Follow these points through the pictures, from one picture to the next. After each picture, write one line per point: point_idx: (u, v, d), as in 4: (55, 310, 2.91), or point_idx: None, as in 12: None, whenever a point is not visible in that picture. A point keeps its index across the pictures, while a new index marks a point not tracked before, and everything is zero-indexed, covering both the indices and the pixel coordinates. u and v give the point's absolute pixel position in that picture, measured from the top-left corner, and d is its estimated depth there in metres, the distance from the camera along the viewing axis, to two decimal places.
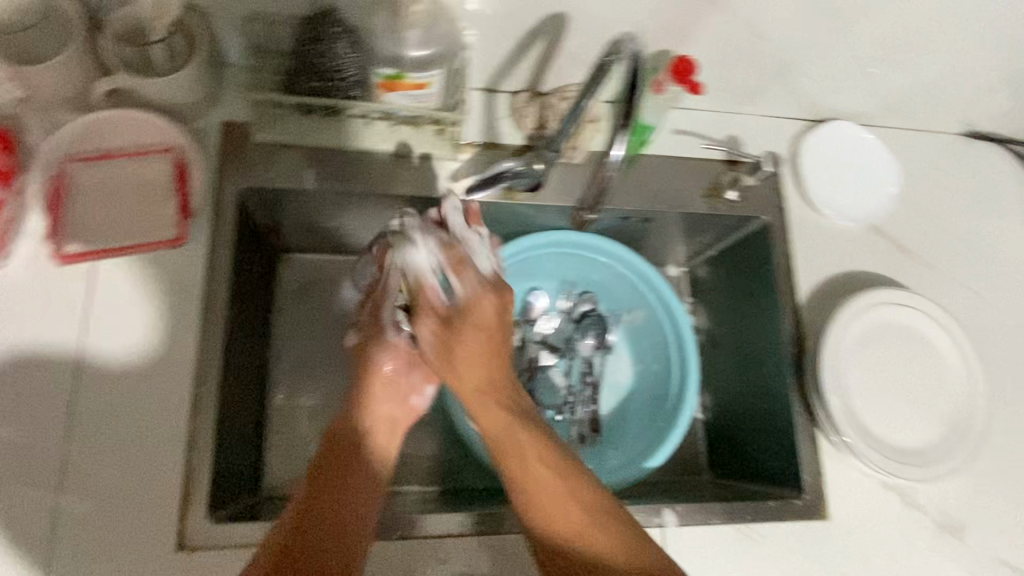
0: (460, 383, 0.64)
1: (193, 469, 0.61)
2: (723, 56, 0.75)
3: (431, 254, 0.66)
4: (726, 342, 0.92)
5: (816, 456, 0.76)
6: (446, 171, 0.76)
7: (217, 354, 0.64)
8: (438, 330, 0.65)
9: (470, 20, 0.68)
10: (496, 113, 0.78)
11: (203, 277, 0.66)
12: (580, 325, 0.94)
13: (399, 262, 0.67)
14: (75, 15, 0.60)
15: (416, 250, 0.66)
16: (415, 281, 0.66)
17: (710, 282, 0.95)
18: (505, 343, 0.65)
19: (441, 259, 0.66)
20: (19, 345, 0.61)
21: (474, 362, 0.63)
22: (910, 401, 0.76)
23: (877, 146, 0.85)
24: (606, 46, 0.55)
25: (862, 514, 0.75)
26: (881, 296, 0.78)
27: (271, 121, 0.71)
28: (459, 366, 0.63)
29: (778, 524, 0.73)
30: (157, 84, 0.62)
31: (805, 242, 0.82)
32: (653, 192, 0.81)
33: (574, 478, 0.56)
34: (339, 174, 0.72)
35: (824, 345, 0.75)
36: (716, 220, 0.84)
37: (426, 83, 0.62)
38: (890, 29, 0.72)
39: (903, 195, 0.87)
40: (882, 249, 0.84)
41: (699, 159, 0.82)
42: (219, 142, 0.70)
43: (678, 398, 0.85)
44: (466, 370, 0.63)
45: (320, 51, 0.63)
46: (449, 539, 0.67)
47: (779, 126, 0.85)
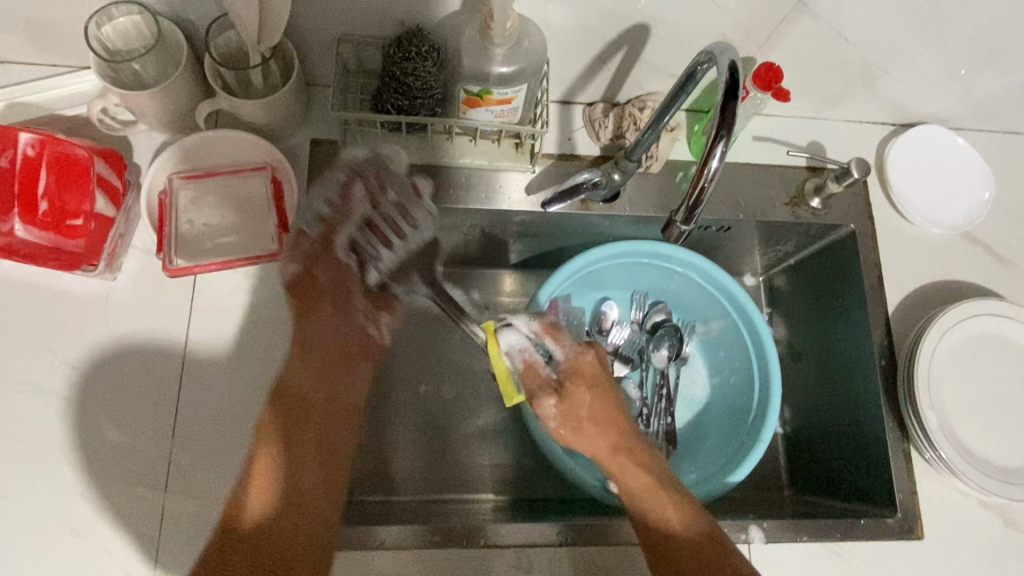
0: (595, 452, 0.68)
1: (287, 473, 0.64)
2: (807, 61, 0.73)
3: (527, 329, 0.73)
4: (807, 353, 0.89)
5: (909, 474, 0.72)
6: (523, 182, 0.76)
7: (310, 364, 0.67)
8: (558, 402, 0.69)
9: (550, 34, 0.69)
10: (572, 125, 0.79)
11: (297, 291, 0.69)
12: (653, 337, 0.93)
13: (508, 349, 0.72)
14: (181, 41, 0.64)
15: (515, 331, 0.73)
16: (527, 364, 0.71)
17: (789, 292, 0.93)
18: (619, 402, 0.71)
19: (536, 330, 0.74)
20: (130, 353, 0.66)
21: (601, 427, 0.69)
22: (1011, 417, 0.72)
23: (969, 150, 0.82)
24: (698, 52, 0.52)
25: (961, 536, 0.71)
26: (979, 307, 0.74)
27: (357, 136, 0.72)
28: (587, 433, 0.68)
29: (874, 541, 0.69)
30: (254, 106, 0.65)
31: (893, 250, 0.79)
32: (734, 199, 0.79)
33: (693, 513, 0.64)
34: (421, 189, 0.75)
35: (919, 358, 0.72)
36: (798, 227, 0.81)
37: (511, 99, 0.63)
38: (990, 29, 0.69)
39: (1000, 201, 0.83)
40: (978, 257, 0.80)
41: (780, 166, 0.80)
42: (308, 159, 0.73)
43: (760, 411, 0.83)
44: (596, 438, 0.68)
45: (405, 70, 0.62)
46: (529, 548, 0.68)
47: (864, 131, 0.83)
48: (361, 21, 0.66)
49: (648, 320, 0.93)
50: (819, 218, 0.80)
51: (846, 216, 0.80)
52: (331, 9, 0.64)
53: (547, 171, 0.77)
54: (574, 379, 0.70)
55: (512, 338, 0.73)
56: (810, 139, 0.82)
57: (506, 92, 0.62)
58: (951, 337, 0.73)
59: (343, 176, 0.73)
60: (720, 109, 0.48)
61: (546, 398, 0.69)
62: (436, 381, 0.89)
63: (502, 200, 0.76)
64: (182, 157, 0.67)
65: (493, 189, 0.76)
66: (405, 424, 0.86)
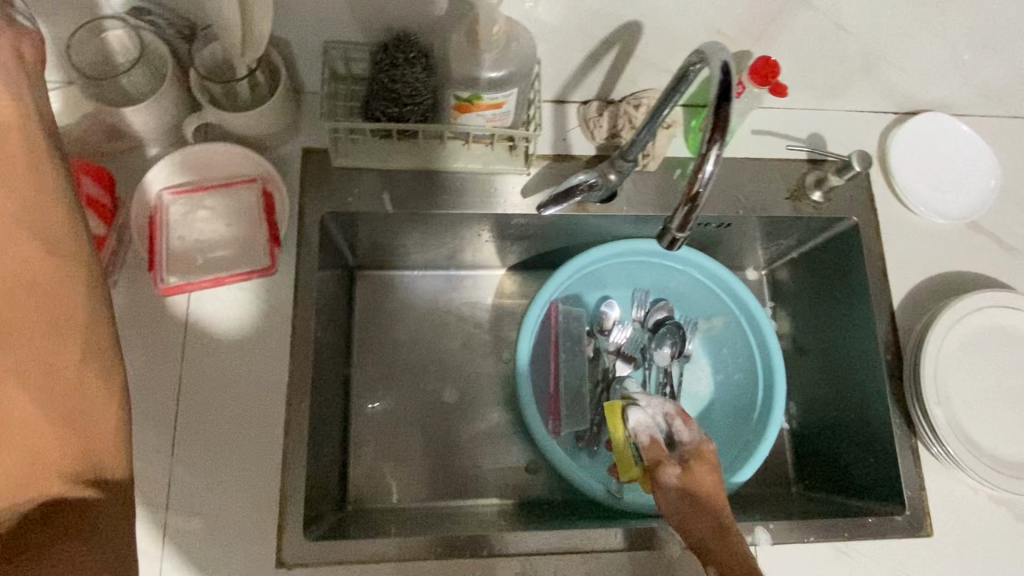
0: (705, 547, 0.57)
1: (288, 488, 0.64)
2: (805, 53, 0.71)
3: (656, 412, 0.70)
4: (811, 348, 0.88)
5: (917, 471, 0.71)
6: (519, 185, 0.76)
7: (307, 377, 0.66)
8: (679, 484, 0.61)
9: (541, 34, 0.67)
10: (567, 124, 0.77)
11: (290, 304, 0.69)
12: (655, 334, 0.92)
13: (629, 421, 0.69)
14: (165, 55, 0.63)
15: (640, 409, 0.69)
16: (645, 440, 0.66)
17: (792, 285, 0.92)
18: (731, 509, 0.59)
19: (666, 414, 0.70)
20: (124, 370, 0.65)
21: (712, 511, 0.59)
22: (1019, 410, 0.71)
23: (973, 138, 0.80)
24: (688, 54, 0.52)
25: (971, 532, 0.70)
26: (987, 299, 0.73)
27: (349, 145, 0.71)
28: (696, 512, 0.59)
29: (880, 542, 0.69)
30: (242, 118, 0.64)
31: (897, 242, 0.78)
32: (733, 196, 0.78)
33: None
34: (414, 194, 0.74)
35: (925, 352, 0.70)
36: (800, 222, 0.80)
37: (502, 103, 0.62)
38: (992, 15, 0.67)
39: (1005, 189, 0.81)
40: (984, 247, 0.79)
41: (780, 160, 0.79)
42: (300, 168, 0.72)
43: (764, 408, 0.82)
44: (704, 520, 0.58)
45: (393, 77, 0.62)
46: (535, 556, 0.67)
47: (865, 121, 0.81)
48: (348, 28, 0.65)
49: (649, 319, 0.92)
50: (821, 212, 0.78)
51: (849, 209, 0.78)
52: (316, 17, 0.63)
53: (541, 174, 0.76)
54: (699, 460, 0.64)
55: (639, 417, 0.68)
56: (810, 131, 0.80)
57: (496, 97, 0.61)
58: (957, 330, 0.72)
59: (335, 185, 0.73)
60: (712, 115, 0.46)
61: (669, 468, 0.63)
62: (437, 387, 0.89)
63: (497, 204, 0.75)
64: (174, 172, 0.67)
65: (488, 193, 0.75)
66: (406, 429, 0.86)
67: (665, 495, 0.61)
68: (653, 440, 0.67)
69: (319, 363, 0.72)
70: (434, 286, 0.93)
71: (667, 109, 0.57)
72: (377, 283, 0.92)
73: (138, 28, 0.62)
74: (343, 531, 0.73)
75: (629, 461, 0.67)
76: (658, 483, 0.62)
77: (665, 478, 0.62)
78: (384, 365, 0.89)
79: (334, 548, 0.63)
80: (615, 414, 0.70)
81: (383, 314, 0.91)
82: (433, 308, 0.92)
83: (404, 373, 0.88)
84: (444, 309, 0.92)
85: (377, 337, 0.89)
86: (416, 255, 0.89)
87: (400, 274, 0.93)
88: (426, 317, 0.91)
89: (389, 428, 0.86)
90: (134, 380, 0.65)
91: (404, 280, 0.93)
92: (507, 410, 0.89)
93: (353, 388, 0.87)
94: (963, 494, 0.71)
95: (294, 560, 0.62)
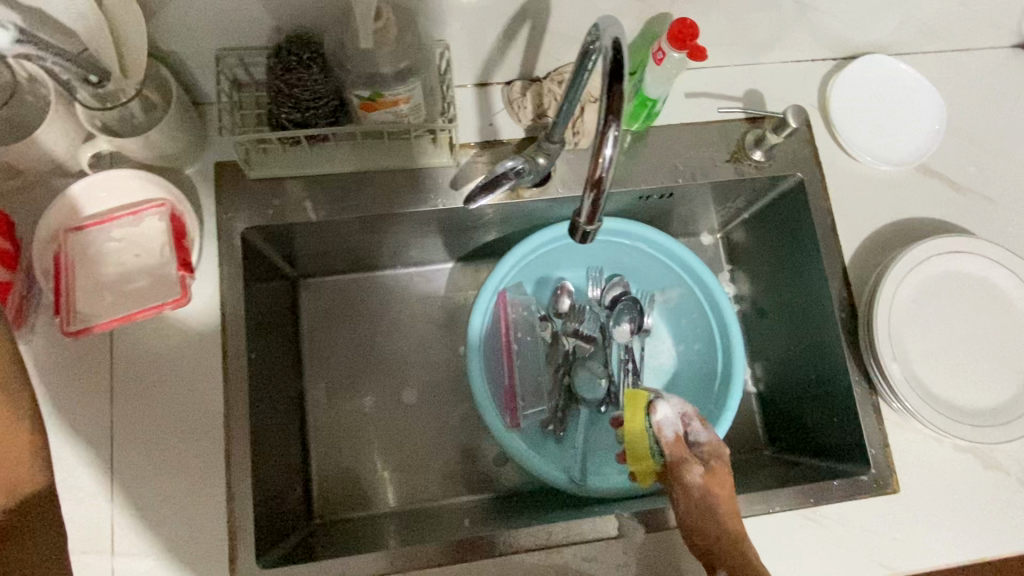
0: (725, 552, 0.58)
1: (237, 517, 0.62)
2: (728, 9, 0.68)
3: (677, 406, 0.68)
4: (771, 308, 0.87)
5: (881, 427, 0.70)
6: (448, 178, 0.73)
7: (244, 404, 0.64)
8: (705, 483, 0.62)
9: (446, 19, 0.64)
10: (492, 108, 0.74)
11: (219, 329, 0.66)
12: (613, 312, 0.90)
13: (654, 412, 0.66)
14: (45, 84, 0.59)
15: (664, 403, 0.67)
16: (667, 437, 0.65)
17: (747, 246, 0.90)
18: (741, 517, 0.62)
19: (685, 410, 0.68)
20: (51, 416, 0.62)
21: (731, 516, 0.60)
22: (978, 355, 0.68)
23: (915, 78, 0.77)
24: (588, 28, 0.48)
25: (939, 482, 0.69)
26: (938, 245, 0.70)
27: (262, 156, 0.68)
28: (721, 517, 0.60)
29: (846, 503, 0.68)
30: (138, 142, 0.61)
31: (845, 194, 0.75)
32: (671, 166, 0.75)
33: None
34: (339, 200, 0.71)
35: (877, 306, 0.68)
36: (744, 184, 0.78)
37: (405, 98, 0.59)
38: None
39: (953, 127, 0.78)
40: (934, 190, 0.76)
41: (717, 122, 0.76)
42: (215, 185, 0.69)
43: (724, 378, 0.81)
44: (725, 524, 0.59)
45: (289, 81, 0.58)
46: (506, 560, 0.67)
47: (802, 72, 0.78)
48: (238, 35, 0.61)
49: (605, 297, 0.91)
50: (764, 172, 0.76)
51: (793, 166, 0.76)
52: (201, 27, 0.59)
53: (469, 163, 0.73)
54: (719, 463, 0.64)
55: (665, 412, 0.66)
56: (747, 88, 0.77)
57: (398, 93, 0.58)
58: (909, 282, 0.69)
59: (254, 198, 0.69)
60: (607, 94, 0.43)
61: (694, 468, 0.62)
62: (396, 389, 0.87)
63: (428, 200, 0.72)
64: (72, 208, 0.62)
65: (416, 189, 0.72)
66: (368, 435, 0.84)
67: (687, 495, 0.61)
68: (676, 438, 0.65)
69: (260, 383, 0.70)
70: (383, 287, 0.91)
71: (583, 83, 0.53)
72: (323, 289, 0.89)
73: (12, 60, 0.58)
74: (308, 549, 0.72)
75: (647, 453, 0.66)
76: (682, 483, 0.62)
77: (692, 482, 0.61)
78: (339, 373, 0.86)
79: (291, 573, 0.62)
80: (639, 407, 0.67)
81: (332, 321, 0.88)
82: (384, 308, 0.90)
83: (360, 380, 0.86)
84: (395, 308, 0.90)
85: (329, 346, 0.87)
86: (358, 257, 0.86)
87: (348, 279, 0.90)
88: (378, 319, 0.89)
89: (350, 438, 0.84)
90: (64, 426, 0.62)
91: (351, 283, 0.90)
92: (469, 405, 0.87)
93: (308, 401, 0.85)
94: (926, 446, 0.70)
95: None
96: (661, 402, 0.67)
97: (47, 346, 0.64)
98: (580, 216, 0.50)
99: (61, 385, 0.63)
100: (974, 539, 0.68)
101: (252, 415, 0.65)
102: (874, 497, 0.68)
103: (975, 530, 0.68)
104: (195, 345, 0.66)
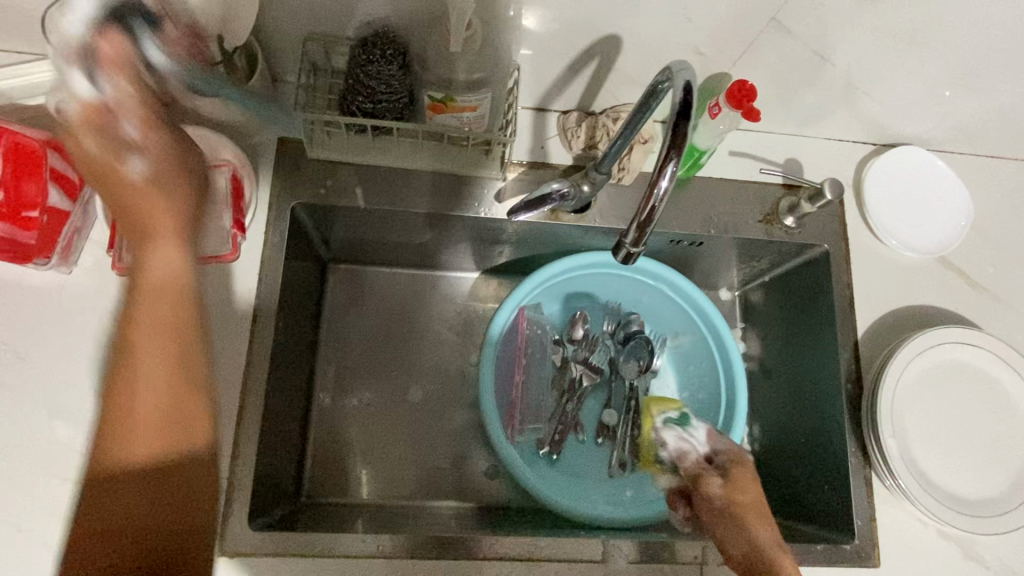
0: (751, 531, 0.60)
1: (237, 474, 0.64)
2: (780, 80, 0.72)
3: (702, 442, 0.68)
4: (776, 371, 0.89)
5: (868, 500, 0.71)
6: (492, 190, 0.76)
7: (260, 388, 0.67)
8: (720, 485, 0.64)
9: (521, 43, 0.68)
10: (547, 131, 0.78)
11: (254, 290, 0.69)
12: (624, 348, 0.90)
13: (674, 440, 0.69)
14: None
15: (693, 438, 0.69)
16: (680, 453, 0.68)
17: (763, 307, 0.92)
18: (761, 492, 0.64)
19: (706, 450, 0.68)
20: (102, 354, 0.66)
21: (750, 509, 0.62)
22: (975, 446, 0.70)
23: (946, 172, 0.81)
24: (657, 73, 0.53)
25: (920, 564, 0.70)
26: (950, 334, 0.72)
27: (323, 138, 0.71)
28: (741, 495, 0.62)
29: (826, 568, 0.69)
30: (218, 105, 0.65)
31: (864, 271, 0.78)
32: (706, 215, 0.79)
33: None
34: (385, 190, 0.74)
35: (882, 381, 0.70)
36: (772, 245, 0.81)
37: (474, 105, 0.64)
38: (957, 62, 0.69)
39: (975, 226, 0.82)
40: (953, 284, 0.79)
41: (757, 183, 0.79)
42: (274, 156, 0.73)
43: (722, 432, 0.82)
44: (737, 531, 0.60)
45: (368, 71, 0.62)
46: (497, 562, 0.66)
47: (842, 150, 0.82)
48: (328, 21, 0.65)
49: (620, 331, 0.91)
50: (792, 237, 0.79)
51: (819, 237, 0.79)
52: (301, 7, 0.63)
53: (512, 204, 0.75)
54: (738, 466, 0.65)
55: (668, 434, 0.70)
56: (788, 156, 0.81)
57: (469, 100, 0.63)
58: (915, 364, 0.71)
59: (306, 179, 0.73)
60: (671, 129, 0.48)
61: (712, 480, 0.64)
62: (402, 388, 0.87)
63: (470, 205, 0.76)
64: None
65: (462, 205, 0.76)
66: (368, 428, 0.84)
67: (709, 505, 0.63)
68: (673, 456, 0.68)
69: (278, 373, 0.72)
70: (405, 284, 0.92)
71: (648, 115, 0.57)
72: (349, 278, 0.91)
73: None
74: (294, 522, 0.73)
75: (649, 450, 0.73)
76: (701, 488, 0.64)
77: None
78: (353, 361, 0.87)
79: (274, 538, 0.63)
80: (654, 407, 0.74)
81: (352, 308, 0.90)
82: (405, 306, 0.91)
83: (373, 372, 0.87)
84: (414, 306, 0.91)
85: (346, 333, 0.88)
86: (394, 250, 0.88)
87: (374, 270, 0.92)
88: (399, 317, 0.90)
89: (354, 422, 0.84)
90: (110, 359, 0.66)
91: (376, 276, 0.92)
92: (493, 427, 0.77)
93: (316, 382, 0.86)
94: (910, 528, 0.71)
95: (237, 549, 0.62)
96: (663, 435, 0.70)
97: (87, 280, 0.68)
98: (626, 239, 0.55)
99: (75, 315, 0.67)
100: None
101: (268, 393, 0.68)
102: (858, 569, 0.69)
103: None
104: (232, 305, 0.69)
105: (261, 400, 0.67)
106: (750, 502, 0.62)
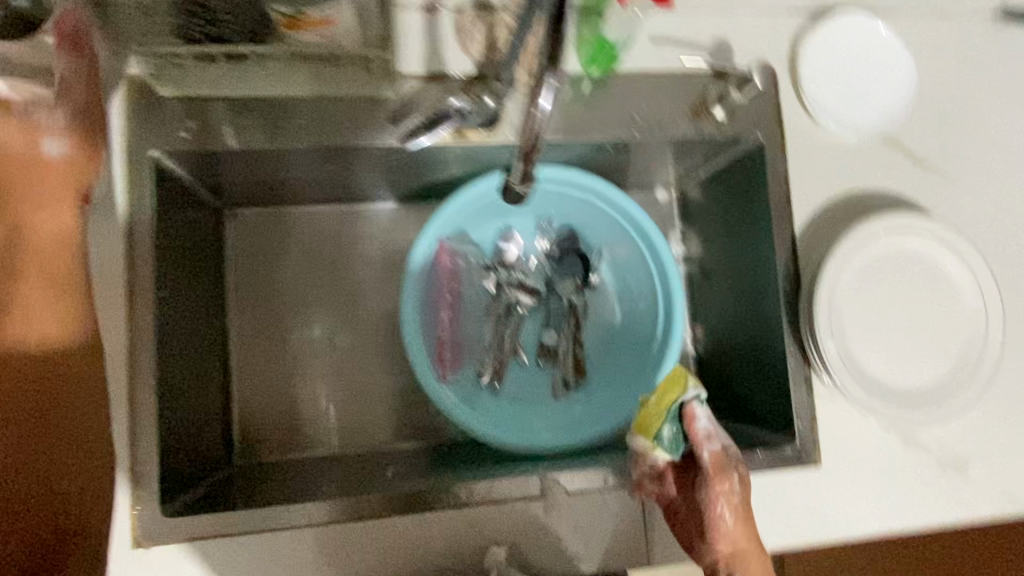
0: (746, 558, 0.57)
1: (140, 462, 0.60)
2: None
3: (716, 438, 0.58)
4: (717, 272, 0.85)
5: (809, 401, 0.70)
6: (385, 111, 0.66)
7: (149, 369, 0.61)
8: (733, 501, 0.58)
9: None
10: (441, 33, 0.67)
11: (125, 260, 0.62)
12: (560, 265, 0.86)
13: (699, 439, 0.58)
14: None
15: (702, 424, 0.59)
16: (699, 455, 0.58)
17: (701, 205, 0.87)
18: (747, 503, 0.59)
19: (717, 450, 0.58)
20: None
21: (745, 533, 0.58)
22: (916, 335, 0.68)
23: (889, 38, 0.73)
24: None
25: (859, 456, 0.70)
26: (891, 222, 0.68)
27: (175, 71, 0.60)
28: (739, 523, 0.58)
29: (767, 472, 0.69)
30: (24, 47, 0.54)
31: (802, 160, 0.73)
32: (630, 115, 0.71)
33: None
34: (261, 124, 0.64)
35: (820, 280, 0.66)
36: (704, 141, 0.73)
37: None
38: None
39: (921, 95, 0.75)
40: (896, 163, 0.74)
41: (682, 72, 0.71)
42: (122, 100, 0.63)
43: (662, 345, 0.80)
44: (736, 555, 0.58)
45: None
46: (432, 515, 0.65)
47: (776, 23, 0.73)
48: None
49: (553, 249, 0.86)
50: (724, 130, 0.72)
51: (754, 128, 0.72)
52: None
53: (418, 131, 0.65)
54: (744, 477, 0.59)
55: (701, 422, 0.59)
56: (716, 37, 0.72)
57: None
58: (855, 260, 0.67)
59: (164, 123, 0.63)
60: None
61: (728, 489, 0.58)
62: (327, 334, 0.82)
63: (363, 133, 0.66)
64: None
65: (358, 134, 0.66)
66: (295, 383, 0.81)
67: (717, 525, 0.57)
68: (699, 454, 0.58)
69: (175, 345, 0.66)
70: (319, 221, 0.84)
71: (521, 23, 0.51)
72: (251, 225, 0.83)
73: None
74: (225, 491, 0.71)
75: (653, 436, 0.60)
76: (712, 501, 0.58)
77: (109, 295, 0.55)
78: (270, 315, 0.82)
79: (191, 521, 0.60)
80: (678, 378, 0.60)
81: (260, 259, 0.83)
82: (322, 246, 0.84)
83: (293, 323, 0.82)
84: (331, 248, 0.84)
85: (258, 286, 0.82)
86: (298, 189, 0.79)
87: (277, 213, 0.83)
88: (313, 262, 0.84)
89: (280, 380, 0.81)
90: None
91: (287, 218, 0.84)
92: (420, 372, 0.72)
93: (231, 343, 0.80)
94: (850, 423, 0.70)
95: (152, 539, 0.59)
96: (692, 408, 0.59)
97: None
98: None
99: None
100: (884, 511, 0.70)
101: (161, 371, 0.62)
102: (797, 470, 0.69)
103: (884, 503, 0.70)
104: (104, 280, 0.61)
105: (153, 381, 0.61)
106: (746, 525, 0.58)
